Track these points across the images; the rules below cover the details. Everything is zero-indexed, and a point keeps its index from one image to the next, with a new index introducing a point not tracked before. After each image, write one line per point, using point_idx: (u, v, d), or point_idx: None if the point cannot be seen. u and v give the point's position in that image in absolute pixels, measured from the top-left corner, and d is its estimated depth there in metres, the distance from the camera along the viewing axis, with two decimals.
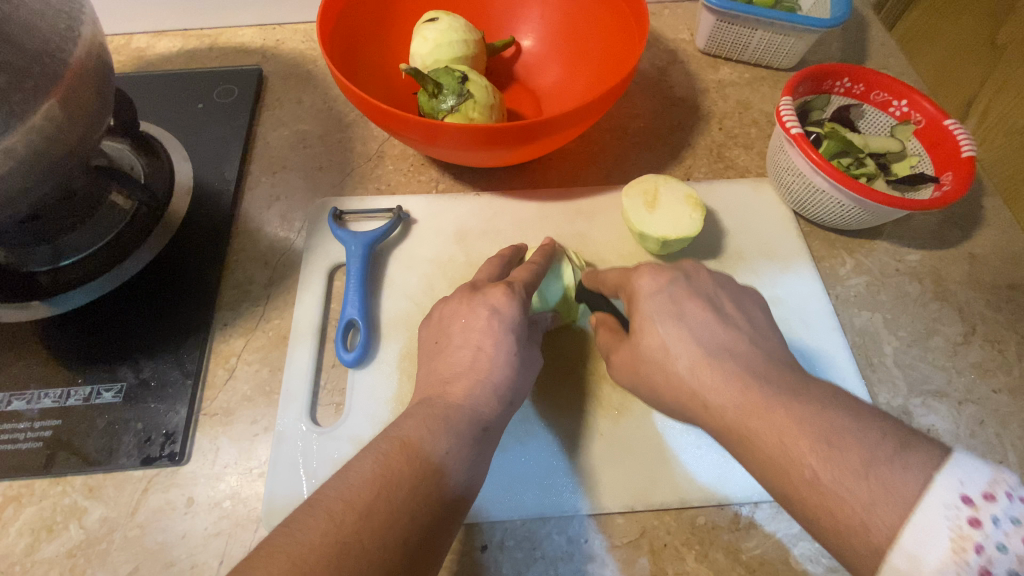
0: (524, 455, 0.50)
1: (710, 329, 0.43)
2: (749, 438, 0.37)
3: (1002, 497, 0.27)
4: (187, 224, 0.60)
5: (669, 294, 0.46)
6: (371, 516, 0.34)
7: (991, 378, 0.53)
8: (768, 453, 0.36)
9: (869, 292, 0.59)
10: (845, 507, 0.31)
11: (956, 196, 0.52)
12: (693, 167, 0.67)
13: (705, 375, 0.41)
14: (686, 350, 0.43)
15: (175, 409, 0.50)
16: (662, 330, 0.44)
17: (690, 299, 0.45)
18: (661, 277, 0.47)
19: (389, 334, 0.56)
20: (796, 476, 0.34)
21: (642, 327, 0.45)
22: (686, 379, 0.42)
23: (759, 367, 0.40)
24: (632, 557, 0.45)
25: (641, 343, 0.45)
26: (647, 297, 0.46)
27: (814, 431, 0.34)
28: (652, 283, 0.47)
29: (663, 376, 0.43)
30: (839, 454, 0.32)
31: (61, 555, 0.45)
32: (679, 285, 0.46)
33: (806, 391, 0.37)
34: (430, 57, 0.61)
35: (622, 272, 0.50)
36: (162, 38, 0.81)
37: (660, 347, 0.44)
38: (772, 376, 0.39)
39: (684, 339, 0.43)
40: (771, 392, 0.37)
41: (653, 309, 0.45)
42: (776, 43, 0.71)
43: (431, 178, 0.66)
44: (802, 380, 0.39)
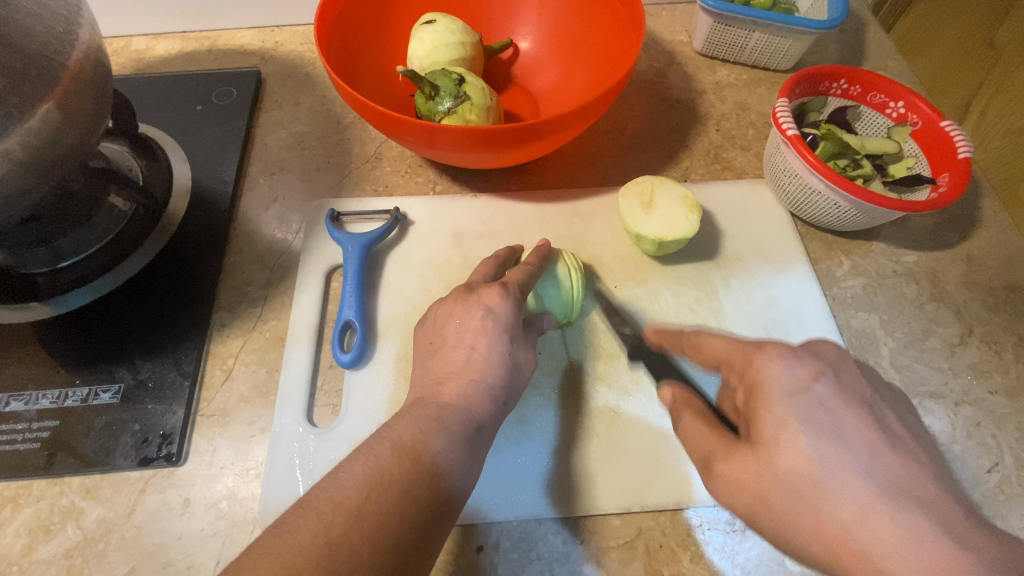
0: (520, 456, 0.50)
1: (868, 454, 0.36)
2: None
3: None
4: (185, 225, 0.61)
5: (822, 402, 0.38)
6: (361, 516, 0.34)
7: (988, 379, 0.53)
8: None
9: (866, 293, 0.59)
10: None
11: (951, 198, 0.52)
12: (690, 168, 0.67)
13: (880, 525, 0.33)
14: (851, 486, 0.35)
15: (172, 410, 0.51)
16: (809, 445, 0.36)
17: (844, 408, 0.38)
18: (802, 371, 0.39)
19: (386, 335, 0.56)
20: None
21: (780, 440, 0.37)
22: (841, 516, 0.34)
23: (948, 524, 0.32)
24: (628, 558, 0.45)
25: (779, 461, 0.37)
26: (781, 392, 0.38)
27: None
28: (789, 380, 0.39)
29: (810, 515, 0.35)
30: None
31: (58, 555, 0.46)
32: (828, 387, 0.39)
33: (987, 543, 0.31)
34: (427, 59, 0.62)
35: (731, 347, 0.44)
36: (161, 41, 0.81)
37: (807, 468, 0.36)
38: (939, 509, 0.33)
39: (844, 464, 0.36)
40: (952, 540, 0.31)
41: (791, 413, 0.37)
42: (773, 44, 0.71)
43: (429, 179, 0.66)
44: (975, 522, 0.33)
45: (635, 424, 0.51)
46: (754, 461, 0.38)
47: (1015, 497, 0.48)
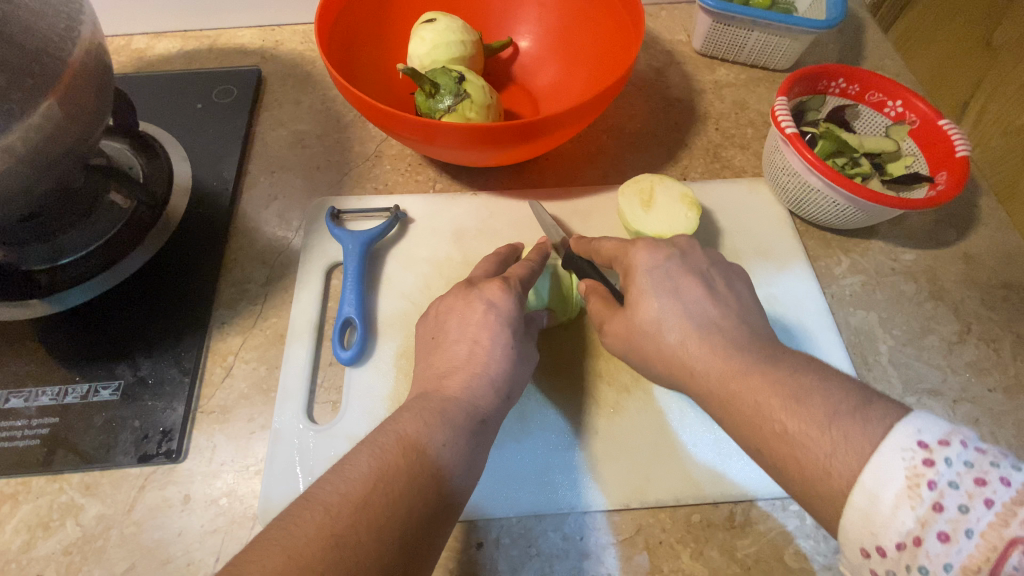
0: (520, 453, 0.50)
1: (701, 301, 0.43)
2: (728, 402, 0.38)
3: (957, 443, 0.27)
4: (185, 222, 0.61)
5: (666, 270, 0.45)
6: (368, 509, 0.34)
7: (986, 377, 0.54)
8: (744, 415, 0.36)
9: (864, 291, 0.59)
10: (811, 461, 0.32)
11: (950, 195, 0.52)
12: (689, 166, 0.67)
13: (694, 345, 0.41)
14: (678, 322, 0.42)
15: (172, 407, 0.51)
16: (658, 303, 0.43)
17: (687, 274, 0.44)
18: (659, 253, 0.46)
19: (386, 332, 0.56)
20: (767, 431, 0.34)
21: (636, 299, 0.44)
22: (674, 350, 0.41)
23: (748, 341, 0.40)
24: (627, 554, 0.46)
25: (636, 315, 0.44)
26: (643, 269, 0.45)
27: (787, 394, 0.34)
28: (650, 258, 0.45)
29: (653, 347, 0.43)
30: (805, 407, 0.33)
31: (57, 552, 0.45)
32: (675, 261, 0.45)
33: (786, 359, 0.38)
34: (428, 57, 0.62)
35: (619, 242, 0.49)
36: (162, 39, 0.81)
37: (652, 317, 0.43)
38: (756, 347, 0.39)
39: (676, 310, 0.42)
40: (753, 360, 0.38)
41: (647, 281, 0.44)
42: (772, 44, 0.71)
43: (429, 177, 0.67)
44: (785, 349, 0.39)
45: (635, 420, 0.51)
46: (619, 317, 0.45)
47: None
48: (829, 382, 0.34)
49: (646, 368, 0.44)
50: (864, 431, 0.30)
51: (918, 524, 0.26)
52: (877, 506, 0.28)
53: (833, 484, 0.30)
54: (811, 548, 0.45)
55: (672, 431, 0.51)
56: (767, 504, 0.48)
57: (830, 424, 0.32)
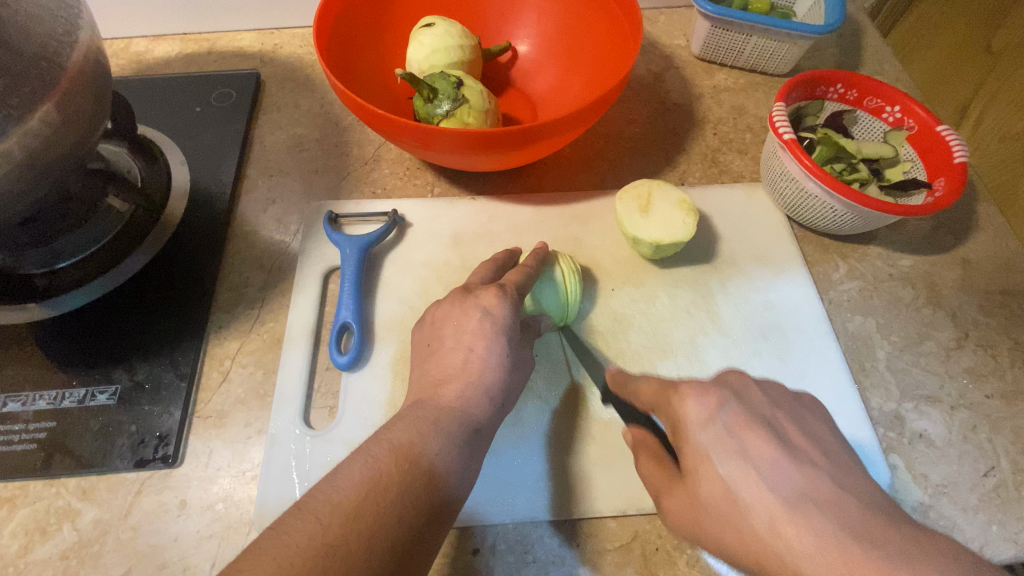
0: (517, 458, 0.50)
1: (778, 469, 0.37)
2: None
3: None
4: (183, 227, 0.61)
5: (724, 425, 0.40)
6: (359, 518, 0.34)
7: (983, 383, 0.54)
8: None
9: (862, 296, 0.59)
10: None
11: (947, 203, 0.52)
12: (688, 171, 0.67)
13: (787, 527, 0.35)
14: (758, 499, 0.36)
15: (169, 411, 0.51)
16: (724, 470, 0.38)
17: (749, 429, 0.39)
18: (711, 403, 0.41)
19: (383, 337, 0.56)
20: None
21: (700, 468, 0.39)
22: (766, 540, 0.35)
23: (849, 519, 0.34)
24: (624, 561, 0.46)
25: (701, 486, 0.39)
26: (697, 427, 0.40)
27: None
28: (700, 410, 0.41)
29: (734, 531, 0.37)
30: None
31: (54, 557, 0.45)
32: (734, 411, 0.40)
33: (923, 555, 0.31)
34: (426, 62, 0.62)
35: (659, 388, 0.44)
36: (161, 42, 0.81)
37: (724, 492, 0.38)
38: (872, 533, 0.33)
39: (750, 481, 0.37)
40: (880, 558, 0.31)
41: (708, 448, 0.39)
42: (770, 49, 0.71)
43: (427, 182, 0.67)
44: (904, 529, 0.33)
45: None
46: (681, 490, 0.41)
47: (1010, 500, 0.48)
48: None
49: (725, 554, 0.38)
50: None
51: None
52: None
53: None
54: None
55: None
56: None
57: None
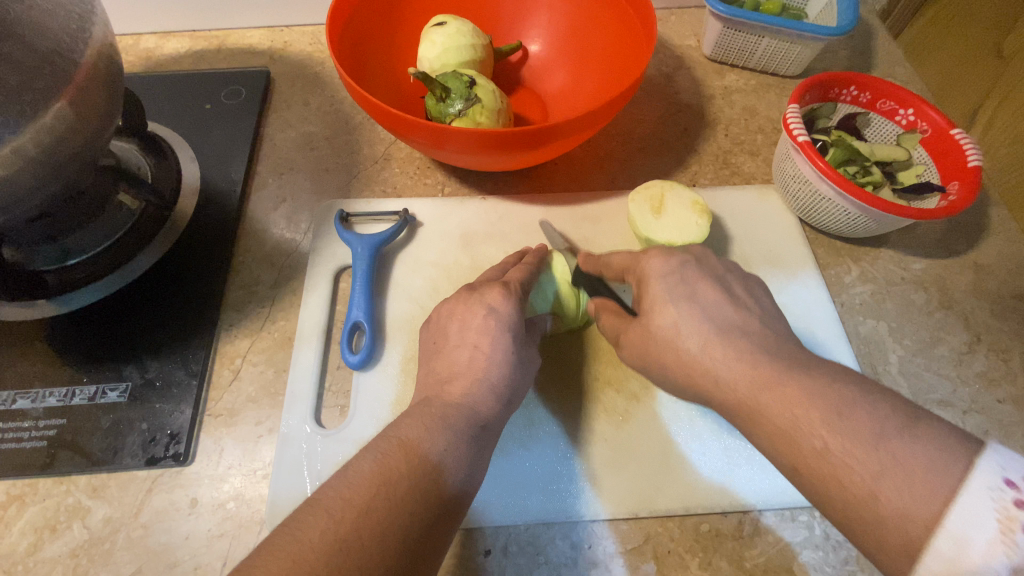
0: (528, 459, 0.50)
1: (720, 311, 0.42)
2: (759, 411, 0.37)
3: None
4: (193, 224, 0.61)
5: (681, 276, 0.45)
6: (371, 513, 0.34)
7: (995, 388, 0.53)
8: (776, 425, 0.36)
9: (874, 300, 0.59)
10: (856, 480, 0.31)
11: (962, 206, 0.52)
12: (699, 172, 0.67)
13: (717, 351, 0.40)
14: (697, 330, 0.42)
15: (180, 409, 0.50)
16: (675, 311, 0.43)
17: (700, 280, 0.44)
18: (673, 260, 0.46)
19: (394, 336, 0.56)
20: (806, 447, 0.34)
21: (657, 306, 0.44)
22: (701, 365, 0.41)
23: (773, 347, 0.40)
24: (636, 562, 0.45)
25: (653, 321, 0.44)
26: (658, 277, 0.45)
27: (825, 402, 0.34)
28: (663, 265, 0.45)
29: (674, 356, 0.42)
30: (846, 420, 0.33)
31: (64, 554, 0.45)
32: (690, 265, 0.46)
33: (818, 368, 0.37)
34: (438, 61, 0.62)
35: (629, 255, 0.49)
36: (171, 39, 0.81)
37: (675, 331, 0.42)
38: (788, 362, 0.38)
39: (694, 316, 0.42)
40: (785, 369, 0.37)
41: (664, 290, 0.44)
42: (783, 51, 0.71)
43: (437, 181, 0.66)
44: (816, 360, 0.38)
45: (643, 428, 0.51)
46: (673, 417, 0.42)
47: None
48: (867, 400, 0.33)
49: (669, 380, 0.44)
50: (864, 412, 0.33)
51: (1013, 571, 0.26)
52: (966, 548, 0.27)
53: (879, 505, 0.30)
54: (820, 558, 0.45)
55: (682, 439, 0.51)
56: (777, 513, 0.47)
57: (875, 438, 0.31)
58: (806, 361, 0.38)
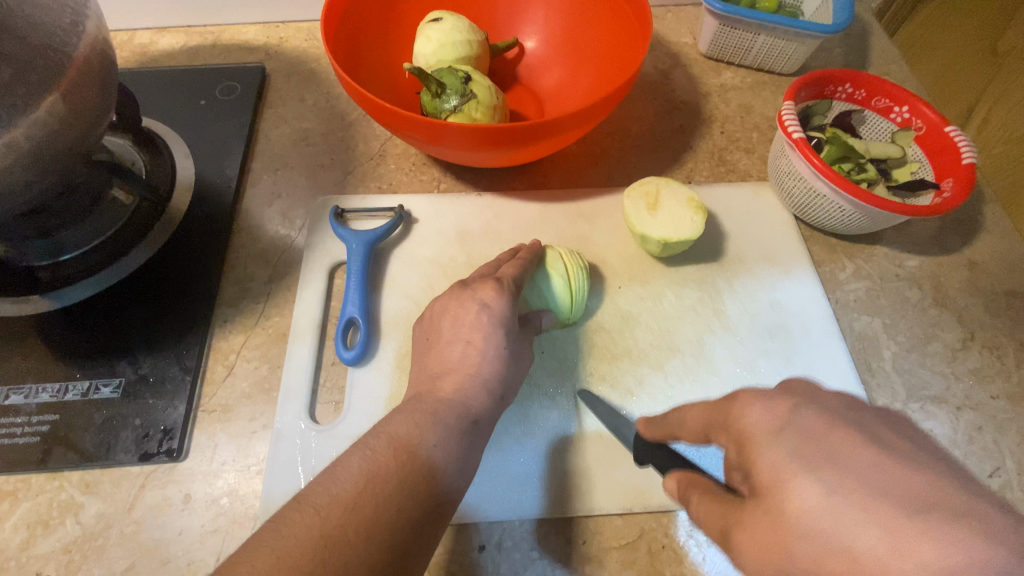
0: (522, 455, 0.50)
1: (870, 468, 0.27)
2: None
3: None
4: (187, 220, 0.60)
5: (800, 428, 0.30)
6: (357, 509, 0.34)
7: (989, 384, 0.54)
8: None
9: (869, 296, 0.59)
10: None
11: (956, 203, 0.52)
12: (694, 170, 0.67)
13: (909, 556, 0.24)
14: (867, 523, 0.25)
15: (174, 405, 0.50)
16: (812, 490, 0.27)
17: (837, 434, 0.29)
18: (777, 407, 0.31)
19: (389, 332, 0.56)
20: None
21: (785, 482, 0.28)
22: (875, 571, 0.24)
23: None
24: (629, 558, 0.45)
25: (787, 506, 0.28)
26: (762, 437, 0.30)
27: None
28: (765, 418, 0.31)
29: (824, 562, 0.27)
30: None
31: (57, 550, 0.45)
32: (811, 412, 0.31)
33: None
34: (433, 57, 0.62)
35: (708, 409, 0.36)
36: (166, 35, 0.81)
37: (821, 510, 0.27)
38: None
39: (846, 491, 0.27)
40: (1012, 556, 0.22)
41: (782, 455, 0.29)
42: (778, 48, 0.71)
43: (433, 177, 0.66)
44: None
45: None
46: (767, 519, 0.29)
47: (1015, 501, 0.48)
48: None
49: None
50: None
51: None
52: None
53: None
54: None
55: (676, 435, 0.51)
56: None
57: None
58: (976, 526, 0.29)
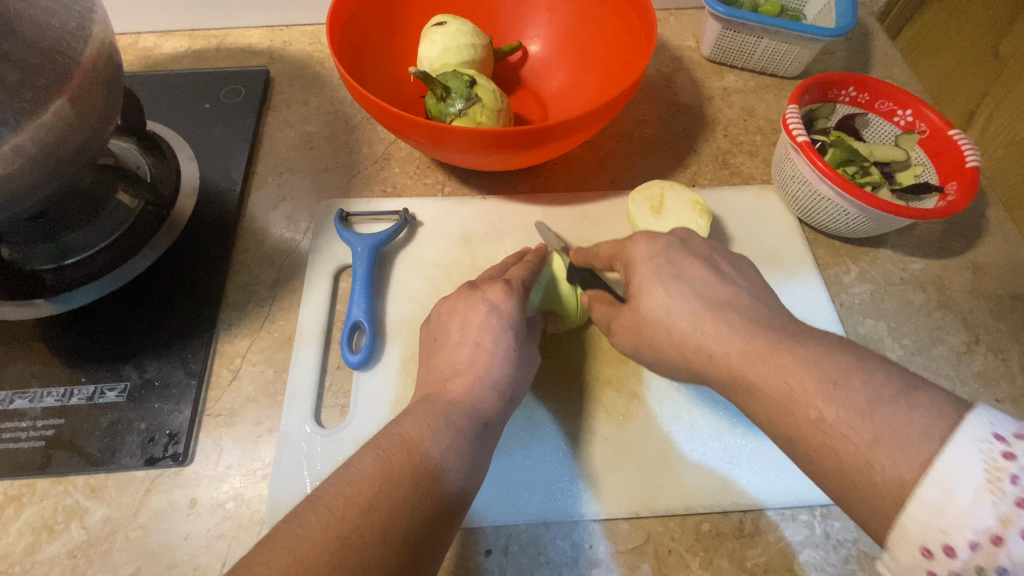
0: (528, 459, 0.50)
1: (705, 285, 0.44)
2: (754, 385, 0.37)
3: None
4: (193, 223, 0.60)
5: (667, 257, 0.46)
6: (372, 511, 0.34)
7: (994, 387, 0.54)
8: (773, 399, 0.36)
9: (873, 299, 0.59)
10: (850, 449, 0.31)
11: (961, 206, 0.52)
12: (698, 173, 0.67)
13: (707, 328, 0.41)
14: (687, 309, 0.42)
15: (179, 409, 0.50)
16: (663, 292, 0.44)
17: (687, 258, 0.46)
18: (658, 242, 0.47)
19: (394, 335, 0.56)
20: (801, 417, 0.34)
21: (645, 289, 0.45)
22: (689, 336, 0.42)
23: (763, 318, 0.40)
24: (636, 562, 0.45)
25: (643, 304, 0.44)
26: (644, 261, 0.46)
27: (818, 371, 0.34)
28: (648, 249, 0.47)
29: (666, 334, 0.43)
30: (844, 393, 0.32)
31: (62, 555, 0.45)
32: (675, 247, 0.47)
33: (811, 338, 0.37)
34: (438, 61, 0.62)
35: (615, 243, 0.50)
36: (169, 38, 0.81)
37: (661, 304, 0.43)
38: (774, 326, 0.39)
39: (682, 294, 0.43)
40: (776, 339, 0.38)
41: (649, 272, 0.45)
42: (781, 51, 0.71)
43: (437, 181, 0.66)
44: (806, 329, 0.38)
45: (644, 428, 0.51)
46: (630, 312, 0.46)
47: None
48: (863, 369, 0.33)
49: (663, 359, 0.44)
50: (912, 418, 0.29)
51: (999, 521, 0.25)
52: (950, 497, 0.26)
53: (875, 473, 0.30)
54: (821, 558, 0.45)
55: (682, 438, 0.51)
56: (776, 513, 0.48)
57: (869, 407, 0.31)
58: (793, 333, 0.38)
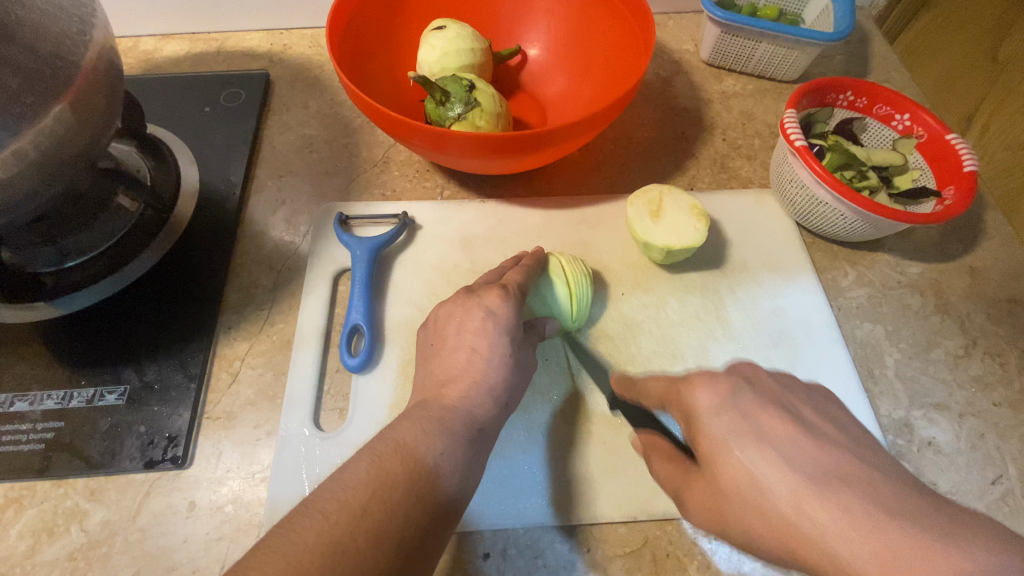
0: (526, 463, 0.50)
1: (795, 449, 0.39)
2: None
3: None
4: (192, 227, 0.61)
5: (738, 412, 0.42)
6: (366, 515, 0.34)
7: (991, 391, 0.54)
8: None
9: (871, 303, 0.59)
10: None
11: (958, 210, 0.52)
12: (696, 177, 0.67)
13: (815, 511, 0.35)
14: (781, 481, 0.37)
15: (178, 412, 0.50)
16: (745, 457, 0.39)
17: (761, 410, 0.42)
18: (722, 392, 0.43)
19: (393, 338, 0.56)
20: None
21: (722, 454, 0.40)
22: (791, 520, 0.36)
23: (874, 492, 0.35)
24: (634, 567, 0.45)
25: (722, 473, 0.40)
26: (711, 415, 0.42)
27: None
28: (713, 399, 0.43)
29: (761, 517, 0.37)
30: None
31: (62, 558, 0.45)
32: (743, 396, 0.43)
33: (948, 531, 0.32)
34: (437, 65, 0.62)
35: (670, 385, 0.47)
36: (170, 41, 0.81)
37: (745, 476, 0.38)
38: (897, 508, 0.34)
39: (767, 462, 0.38)
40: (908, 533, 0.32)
41: (723, 432, 0.41)
42: (779, 55, 0.72)
43: (436, 184, 0.67)
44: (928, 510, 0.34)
45: None
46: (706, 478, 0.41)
47: (1017, 508, 0.48)
48: None
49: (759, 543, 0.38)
50: None
51: None
52: None
53: None
54: None
55: None
56: None
57: None
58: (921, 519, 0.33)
